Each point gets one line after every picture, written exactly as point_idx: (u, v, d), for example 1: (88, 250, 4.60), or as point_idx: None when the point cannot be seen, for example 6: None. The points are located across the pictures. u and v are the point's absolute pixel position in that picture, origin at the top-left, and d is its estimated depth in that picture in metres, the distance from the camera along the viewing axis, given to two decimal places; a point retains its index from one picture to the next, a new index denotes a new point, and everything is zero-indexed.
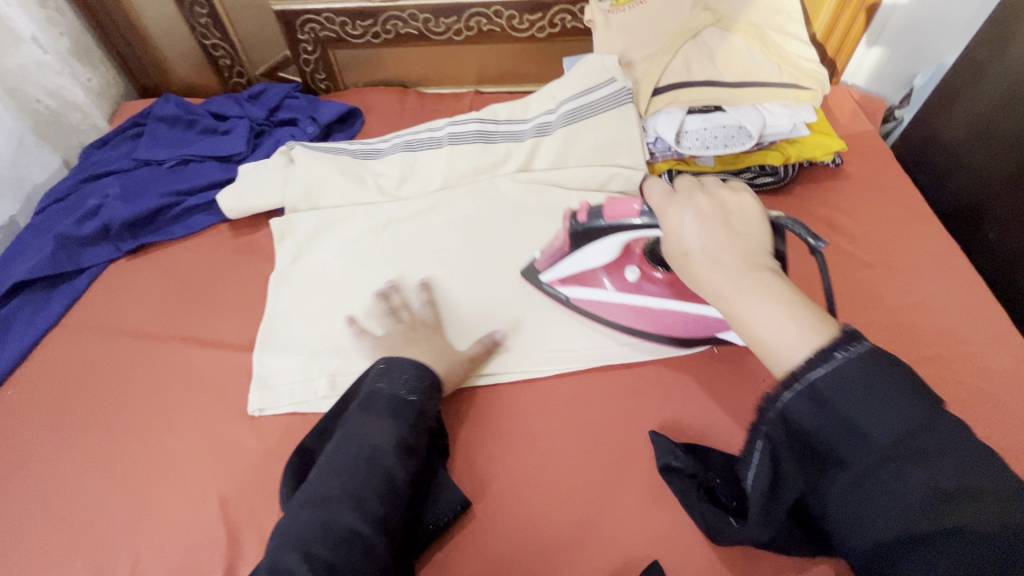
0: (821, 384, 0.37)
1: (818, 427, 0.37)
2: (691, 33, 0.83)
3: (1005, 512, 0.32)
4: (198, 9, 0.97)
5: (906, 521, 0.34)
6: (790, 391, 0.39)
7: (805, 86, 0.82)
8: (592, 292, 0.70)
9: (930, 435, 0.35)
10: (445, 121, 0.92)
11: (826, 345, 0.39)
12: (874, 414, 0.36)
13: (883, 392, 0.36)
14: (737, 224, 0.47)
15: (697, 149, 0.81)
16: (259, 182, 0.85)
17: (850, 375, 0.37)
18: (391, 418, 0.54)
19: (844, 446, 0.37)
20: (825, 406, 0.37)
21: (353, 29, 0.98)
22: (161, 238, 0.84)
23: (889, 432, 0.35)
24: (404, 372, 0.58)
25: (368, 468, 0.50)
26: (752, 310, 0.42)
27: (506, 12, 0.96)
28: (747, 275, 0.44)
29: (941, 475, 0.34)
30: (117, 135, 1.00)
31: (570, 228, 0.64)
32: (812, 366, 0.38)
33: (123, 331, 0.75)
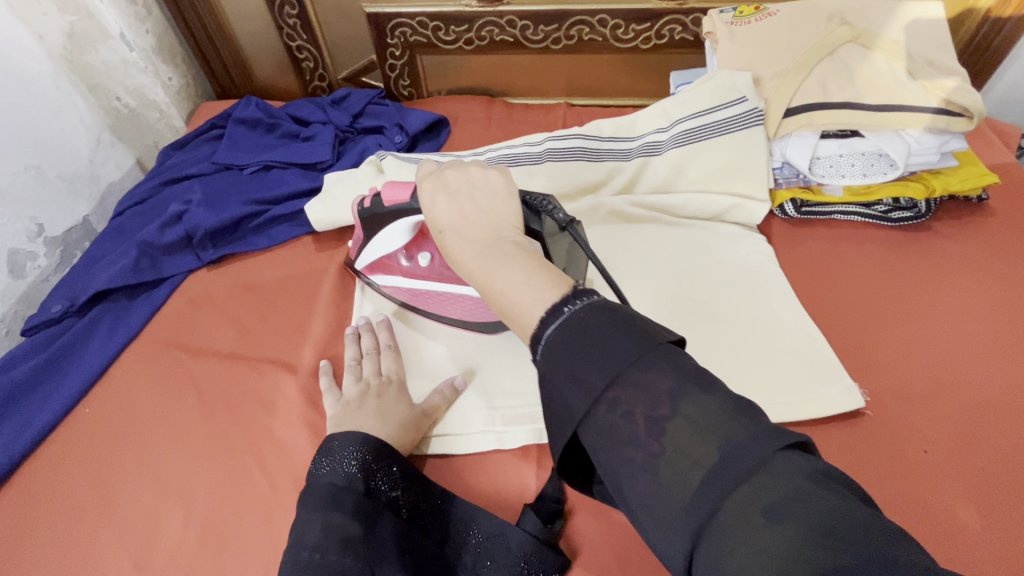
0: (561, 338, 0.33)
1: (555, 387, 0.33)
2: (828, 50, 0.75)
3: (722, 432, 0.29)
4: (288, 9, 0.92)
5: (645, 468, 0.30)
6: (536, 355, 0.35)
7: (957, 113, 0.73)
8: (391, 278, 0.71)
9: (647, 366, 0.31)
10: (544, 136, 0.85)
11: (557, 302, 0.35)
12: (595, 358, 0.31)
13: (608, 338, 0.32)
14: (484, 202, 0.46)
15: (831, 177, 0.74)
16: (347, 193, 0.80)
17: (577, 325, 0.33)
18: (330, 510, 0.48)
19: (568, 400, 0.32)
20: (558, 360, 0.33)
21: (446, 34, 0.93)
22: (243, 249, 0.79)
23: (604, 375, 0.31)
24: (347, 451, 0.52)
25: (337, 571, 0.45)
26: (497, 282, 0.39)
27: (611, 21, 0.89)
28: (494, 248, 0.41)
29: (658, 403, 0.30)
30: (196, 136, 0.96)
31: (359, 215, 0.65)
32: (546, 326, 0.34)
33: (205, 348, 0.70)
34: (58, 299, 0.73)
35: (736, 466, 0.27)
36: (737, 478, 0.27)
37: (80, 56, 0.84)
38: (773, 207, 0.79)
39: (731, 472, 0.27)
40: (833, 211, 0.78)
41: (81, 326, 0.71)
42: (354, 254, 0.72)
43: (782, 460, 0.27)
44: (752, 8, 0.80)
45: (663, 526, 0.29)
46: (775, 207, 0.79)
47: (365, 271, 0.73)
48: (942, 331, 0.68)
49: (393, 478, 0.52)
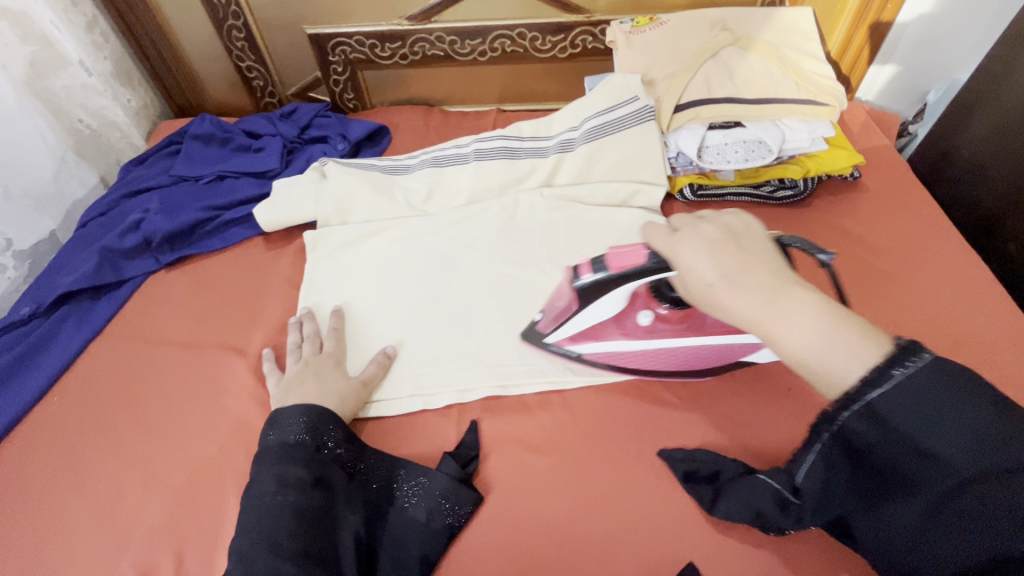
0: (891, 412, 0.38)
1: (887, 449, 0.38)
2: (710, 53, 0.86)
3: (986, 460, 0.35)
4: (235, 33, 1.01)
5: (973, 528, 0.35)
6: (847, 411, 0.40)
7: (823, 103, 0.84)
8: (606, 345, 0.69)
9: (961, 427, 0.36)
10: (472, 138, 0.95)
11: (883, 361, 0.39)
12: (947, 434, 0.36)
13: (943, 402, 0.37)
14: (757, 247, 0.48)
15: (718, 163, 0.84)
16: (293, 197, 0.88)
17: (912, 392, 0.38)
18: (288, 461, 0.55)
19: (915, 467, 0.37)
20: (892, 433, 0.38)
21: (382, 51, 1.03)
22: (198, 251, 0.87)
23: (949, 441, 0.36)
24: (291, 416, 0.59)
25: (299, 509, 0.52)
26: (790, 335, 0.42)
27: (529, 34, 0.99)
28: (788, 293, 0.44)
29: (965, 466, 0.35)
30: (154, 152, 1.04)
31: (574, 287, 0.62)
32: (869, 390, 0.39)
33: (162, 339, 0.77)
34: (25, 303, 0.80)
35: (996, 498, 0.34)
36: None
37: (43, 82, 0.91)
38: (674, 192, 0.88)
39: (1002, 513, 0.34)
40: (726, 193, 0.87)
41: (47, 326, 0.78)
42: (548, 328, 0.69)
43: None
44: (647, 18, 0.91)
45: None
46: (676, 192, 0.88)
47: (560, 343, 0.70)
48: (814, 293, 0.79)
49: (339, 437, 0.60)
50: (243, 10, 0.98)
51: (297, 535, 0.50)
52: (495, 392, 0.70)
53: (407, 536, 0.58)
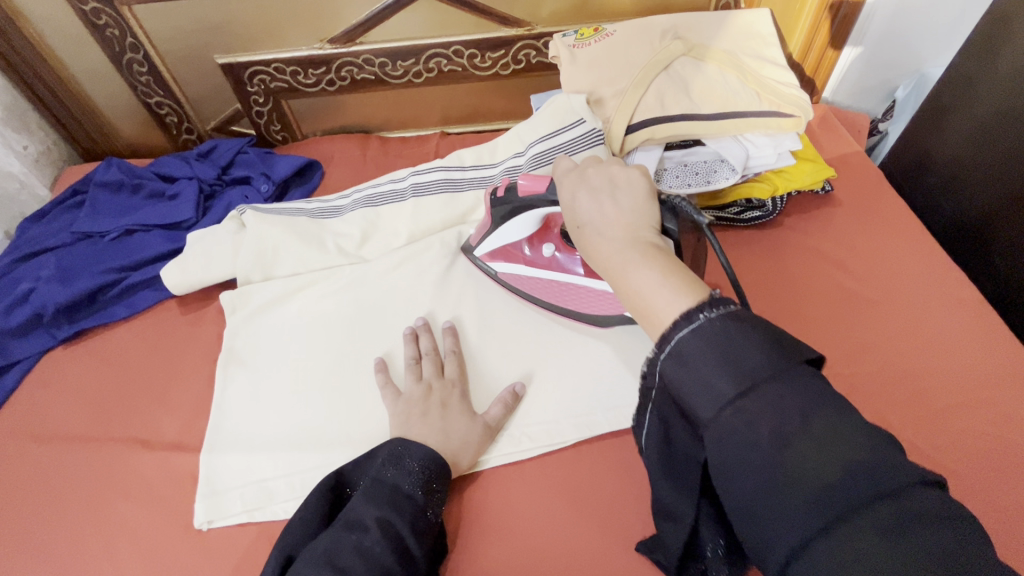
0: (690, 350, 0.36)
1: (683, 386, 0.36)
2: (663, 65, 0.78)
3: (840, 453, 0.31)
4: (137, 68, 0.90)
5: (764, 477, 0.33)
6: (660, 353, 0.38)
7: (788, 114, 0.77)
8: (513, 263, 0.73)
9: (779, 385, 0.33)
10: (408, 171, 0.86)
11: (694, 307, 0.38)
12: (731, 370, 0.34)
13: (745, 348, 0.35)
14: (625, 198, 0.48)
15: (678, 187, 0.75)
16: (208, 253, 0.78)
17: (711, 334, 0.36)
18: (396, 512, 0.51)
19: (698, 401, 0.36)
20: (686, 369, 0.36)
21: (306, 78, 0.93)
22: (100, 322, 0.76)
23: (735, 376, 0.34)
24: (416, 459, 0.55)
25: (384, 571, 0.47)
26: (630, 280, 0.42)
27: (466, 51, 0.91)
28: (635, 245, 0.44)
29: (787, 420, 0.33)
30: (55, 205, 0.92)
31: (490, 202, 0.68)
32: (676, 328, 0.37)
33: (57, 434, 0.67)
34: None
35: (854, 485, 0.30)
36: (844, 497, 0.30)
37: None
38: None
39: (827, 496, 0.30)
40: None
41: None
42: (477, 241, 0.75)
43: (913, 495, 0.29)
44: (591, 29, 0.83)
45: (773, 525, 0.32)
46: None
47: (484, 258, 0.75)
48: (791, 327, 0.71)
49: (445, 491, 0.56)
50: (142, 42, 0.87)
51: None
52: (508, 460, 0.62)
53: None
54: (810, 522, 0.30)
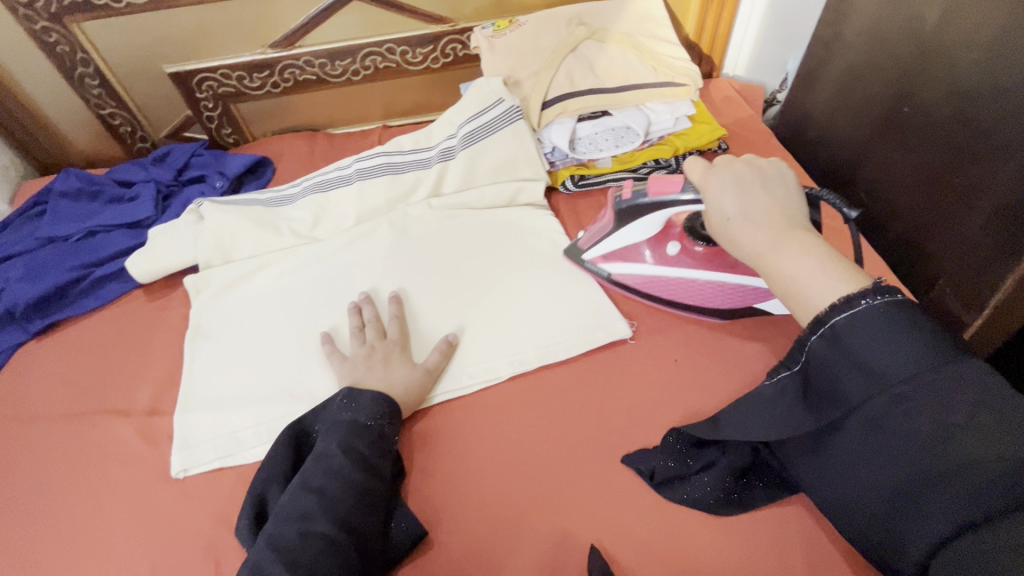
0: (860, 337, 0.41)
1: (835, 367, 0.42)
2: (570, 47, 0.89)
3: (1010, 447, 0.35)
4: (89, 81, 0.96)
5: (911, 464, 0.38)
6: (814, 333, 0.44)
7: (680, 83, 0.89)
8: (631, 266, 0.76)
9: (947, 385, 0.38)
10: (353, 158, 0.94)
11: (852, 293, 0.43)
12: (894, 355, 0.40)
13: (902, 336, 0.40)
14: (776, 189, 0.52)
15: (592, 153, 0.88)
16: (169, 243, 0.85)
17: (872, 319, 0.41)
18: (356, 438, 0.58)
19: (849, 387, 0.42)
20: (847, 354, 0.42)
21: (251, 82, 1.00)
22: (70, 314, 0.82)
23: (893, 365, 0.40)
24: (368, 400, 0.62)
25: (353, 480, 0.55)
26: (784, 265, 0.47)
27: (398, 49, 1.00)
28: (785, 237, 0.48)
29: (953, 413, 0.37)
30: (17, 216, 0.97)
31: (614, 206, 0.75)
32: (836, 311, 0.43)
33: (37, 415, 0.73)
34: None
35: (1000, 476, 0.34)
36: (995, 482, 0.34)
37: None
38: (556, 185, 0.90)
39: (984, 475, 0.35)
40: (606, 180, 0.89)
41: None
42: (586, 244, 0.79)
43: None
44: (506, 21, 0.93)
45: (922, 509, 0.38)
46: (560, 185, 0.90)
47: (593, 261, 0.79)
48: None
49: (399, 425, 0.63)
50: (93, 56, 0.93)
51: (341, 504, 0.53)
52: (452, 396, 0.70)
53: (396, 539, 0.57)
54: (946, 518, 0.36)
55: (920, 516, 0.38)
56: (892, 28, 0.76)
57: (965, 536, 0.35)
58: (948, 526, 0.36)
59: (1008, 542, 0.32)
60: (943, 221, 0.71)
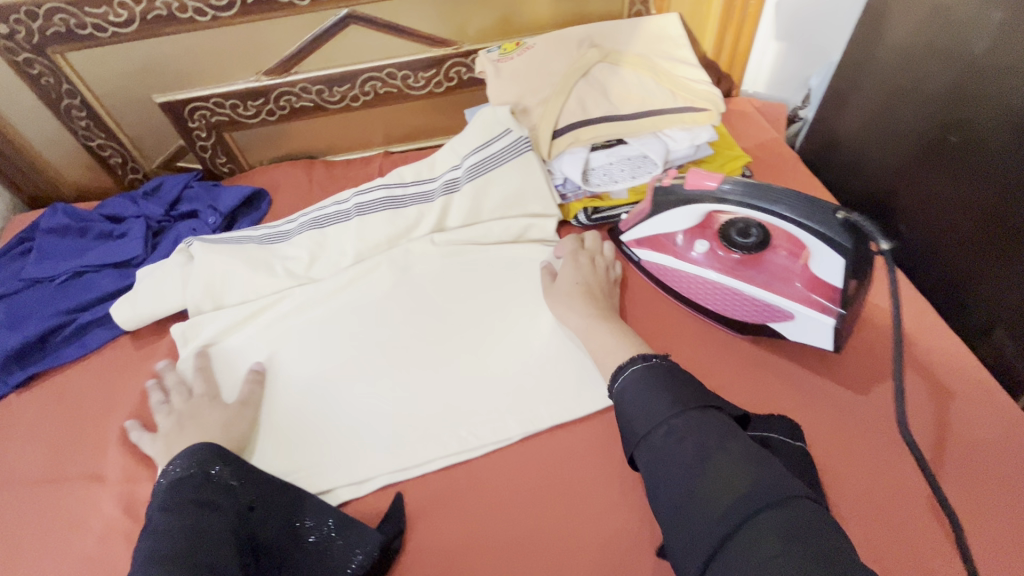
0: (632, 379, 0.54)
1: (630, 405, 0.52)
2: (582, 72, 0.83)
3: (751, 475, 0.43)
4: (76, 113, 0.92)
5: (684, 484, 0.45)
6: (617, 381, 0.55)
7: (701, 108, 0.82)
8: (662, 257, 0.72)
9: (699, 424, 0.48)
10: (352, 192, 0.88)
11: (626, 363, 0.57)
12: (661, 399, 0.51)
13: (677, 387, 0.52)
14: (599, 279, 0.72)
15: (606, 184, 0.81)
16: (157, 286, 0.80)
17: (655, 373, 0.53)
18: (182, 490, 0.53)
19: (641, 419, 0.51)
20: (625, 392, 0.54)
21: (246, 110, 0.95)
22: (53, 364, 0.77)
23: (672, 407, 0.50)
24: (181, 454, 0.56)
25: (193, 530, 0.49)
26: (591, 338, 0.64)
27: (399, 73, 0.94)
28: (601, 316, 0.65)
29: (704, 439, 0.47)
30: (3, 255, 0.93)
31: (651, 192, 0.69)
32: (632, 365, 0.56)
33: (15, 478, 0.68)
34: None
35: (755, 498, 0.41)
36: (748, 505, 0.41)
37: None
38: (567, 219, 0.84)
39: (744, 504, 0.41)
40: (622, 212, 0.83)
41: None
42: (626, 226, 0.76)
43: (795, 506, 0.41)
44: (513, 44, 0.87)
45: (696, 530, 0.43)
46: (571, 218, 0.85)
47: (629, 244, 0.76)
48: None
49: (235, 472, 0.57)
50: (79, 87, 0.89)
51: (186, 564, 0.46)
52: (453, 461, 0.64)
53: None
54: (724, 522, 0.41)
55: (699, 529, 0.43)
56: (932, 51, 0.70)
57: (731, 556, 0.40)
58: (722, 536, 0.41)
59: (764, 560, 0.38)
60: (994, 264, 0.65)
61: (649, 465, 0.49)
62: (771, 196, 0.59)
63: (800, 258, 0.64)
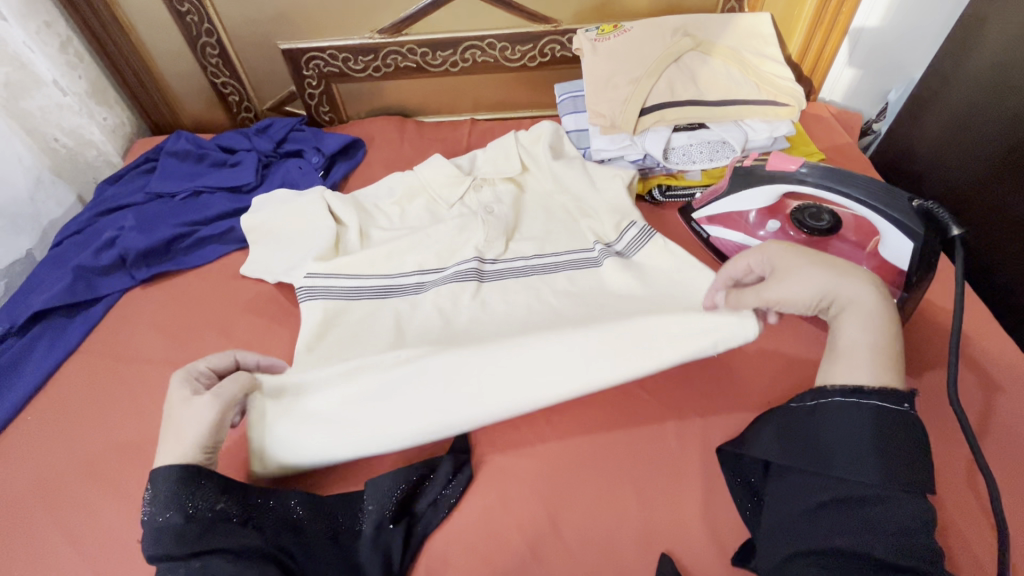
0: (867, 414, 0.45)
1: (839, 436, 0.45)
2: (674, 57, 0.88)
3: None
4: (209, 50, 1.03)
5: (862, 546, 0.41)
6: (842, 396, 0.47)
7: (783, 103, 0.87)
8: (732, 232, 0.77)
9: (916, 509, 0.42)
10: (454, 179, 0.92)
11: (870, 390, 0.46)
12: (886, 463, 0.43)
13: (909, 456, 0.44)
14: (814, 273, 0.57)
15: (684, 164, 0.86)
16: (268, 213, 0.89)
17: (892, 423, 0.45)
18: (174, 545, 0.48)
19: (852, 464, 0.44)
20: (851, 420, 0.46)
21: (355, 64, 1.05)
22: (174, 267, 0.87)
23: (890, 480, 0.43)
24: (158, 484, 0.50)
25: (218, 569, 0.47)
26: (846, 336, 0.50)
27: (498, 45, 1.02)
28: (880, 307, 0.50)
29: (914, 527, 0.41)
30: (130, 170, 1.04)
31: (732, 171, 0.75)
32: (876, 398, 0.46)
33: (139, 356, 0.78)
34: None
35: None
36: None
37: (17, 103, 0.92)
38: (643, 193, 0.90)
39: None
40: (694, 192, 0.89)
41: (22, 345, 0.79)
42: (699, 204, 0.81)
43: None
44: (611, 26, 0.94)
45: None
46: (645, 195, 0.90)
47: (700, 221, 0.82)
48: None
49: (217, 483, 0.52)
50: (216, 28, 0.99)
51: None
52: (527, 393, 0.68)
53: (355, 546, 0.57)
54: None
55: None
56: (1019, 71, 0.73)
57: None
58: None
59: None
60: None
61: (824, 496, 0.45)
62: (846, 179, 0.64)
63: (867, 246, 0.68)
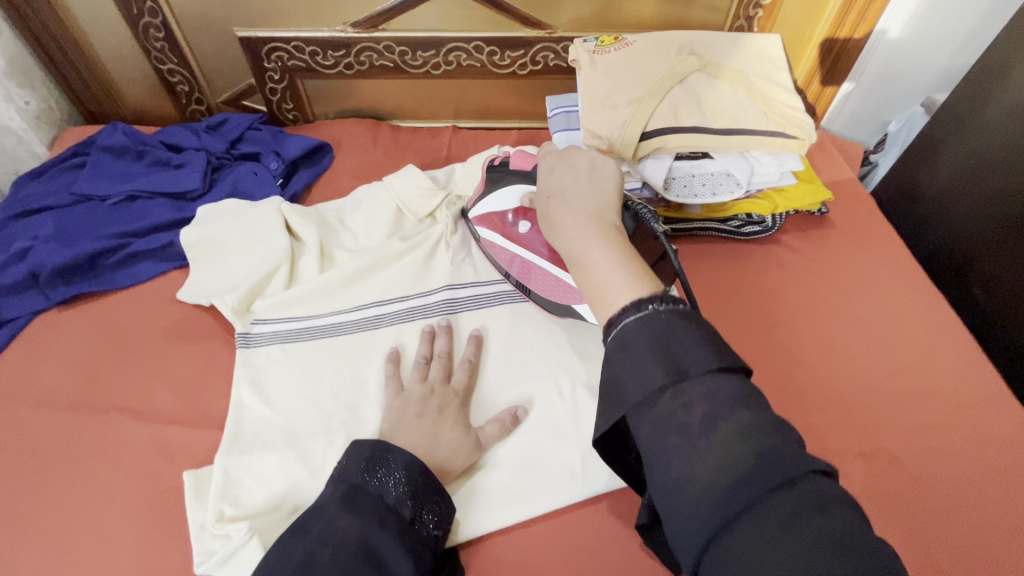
0: (628, 330, 0.40)
1: (617, 368, 0.40)
2: (678, 78, 0.81)
3: (778, 462, 0.33)
4: (153, 32, 0.89)
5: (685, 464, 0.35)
6: (608, 337, 0.42)
7: (793, 135, 0.80)
8: (494, 234, 0.72)
9: (712, 383, 0.37)
10: (432, 193, 0.83)
11: (621, 308, 0.42)
12: (661, 361, 0.38)
13: (681, 344, 0.39)
14: (594, 185, 0.53)
15: (685, 197, 0.79)
16: (217, 233, 0.77)
17: (653, 323, 0.40)
18: (376, 526, 0.48)
19: (629, 387, 0.39)
20: (623, 352, 0.40)
21: (325, 59, 0.93)
22: (98, 287, 0.75)
23: (666, 373, 0.38)
24: (397, 463, 0.52)
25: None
26: (591, 255, 0.47)
27: (487, 48, 0.92)
28: (605, 234, 0.48)
29: (719, 407, 0.36)
30: (54, 165, 0.90)
31: (487, 173, 0.75)
32: (625, 312, 0.42)
33: (49, 397, 0.66)
34: None
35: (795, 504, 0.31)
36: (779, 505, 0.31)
37: None
38: None
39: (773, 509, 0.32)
40: (693, 227, 0.85)
41: None
42: (472, 205, 0.77)
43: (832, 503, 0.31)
44: (611, 38, 0.86)
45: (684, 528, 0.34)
46: None
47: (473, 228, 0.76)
48: (780, 333, 0.76)
49: (439, 515, 0.52)
50: (162, 7, 0.86)
51: None
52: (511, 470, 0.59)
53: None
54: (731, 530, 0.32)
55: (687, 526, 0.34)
56: None
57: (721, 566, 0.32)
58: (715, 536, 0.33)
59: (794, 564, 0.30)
60: None
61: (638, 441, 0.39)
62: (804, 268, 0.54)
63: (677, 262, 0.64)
